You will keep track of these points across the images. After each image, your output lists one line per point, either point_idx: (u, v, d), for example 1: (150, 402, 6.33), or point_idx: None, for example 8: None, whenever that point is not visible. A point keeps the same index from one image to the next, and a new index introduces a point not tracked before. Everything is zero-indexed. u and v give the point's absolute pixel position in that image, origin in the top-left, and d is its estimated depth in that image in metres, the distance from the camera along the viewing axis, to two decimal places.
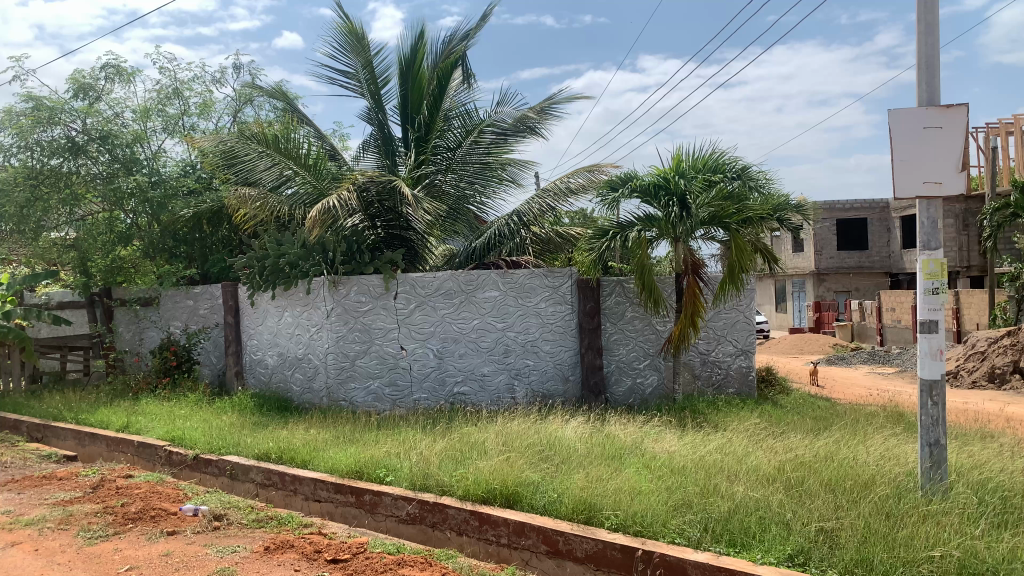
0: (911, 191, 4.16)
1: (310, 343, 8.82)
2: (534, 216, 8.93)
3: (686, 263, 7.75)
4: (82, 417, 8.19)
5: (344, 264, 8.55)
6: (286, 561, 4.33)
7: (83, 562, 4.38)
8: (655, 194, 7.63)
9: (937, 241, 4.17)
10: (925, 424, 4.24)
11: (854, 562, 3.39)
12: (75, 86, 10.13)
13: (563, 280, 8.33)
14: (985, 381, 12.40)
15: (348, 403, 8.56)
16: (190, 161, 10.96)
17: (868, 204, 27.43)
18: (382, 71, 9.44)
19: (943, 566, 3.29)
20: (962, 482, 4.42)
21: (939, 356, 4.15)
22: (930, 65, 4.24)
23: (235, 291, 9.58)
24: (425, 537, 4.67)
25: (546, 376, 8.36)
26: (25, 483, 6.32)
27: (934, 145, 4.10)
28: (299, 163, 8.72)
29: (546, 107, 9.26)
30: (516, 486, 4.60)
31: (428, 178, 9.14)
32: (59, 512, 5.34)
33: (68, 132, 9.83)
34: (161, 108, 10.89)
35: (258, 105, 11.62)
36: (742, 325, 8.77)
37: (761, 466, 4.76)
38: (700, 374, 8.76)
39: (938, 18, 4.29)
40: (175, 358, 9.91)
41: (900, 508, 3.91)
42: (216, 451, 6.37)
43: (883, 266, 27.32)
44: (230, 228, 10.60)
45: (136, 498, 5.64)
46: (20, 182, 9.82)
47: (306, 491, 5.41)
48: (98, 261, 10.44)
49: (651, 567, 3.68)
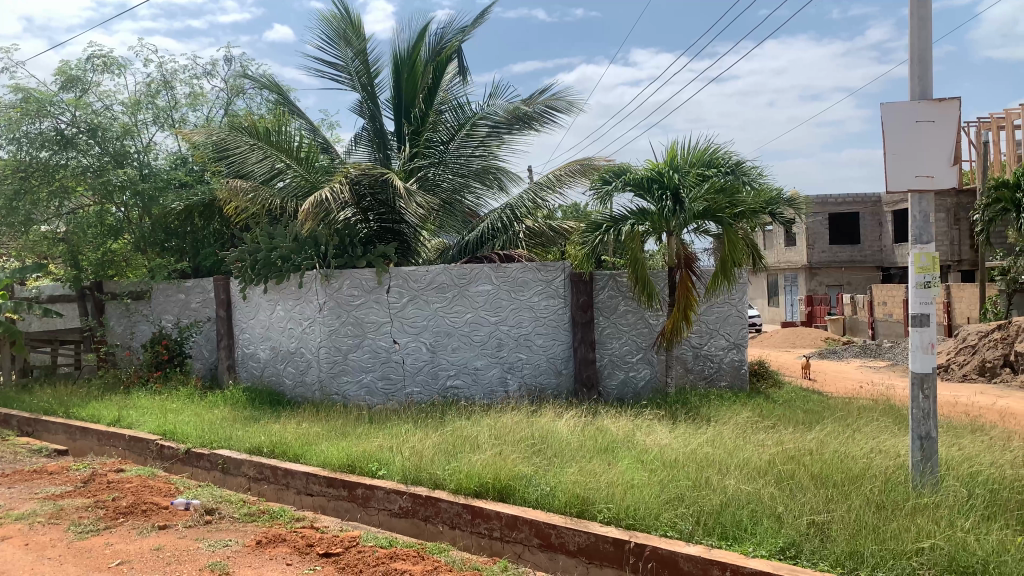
0: (903, 185, 4.16)
1: (302, 337, 8.77)
2: (528, 209, 8.96)
3: (679, 256, 7.74)
4: (74, 411, 8.15)
5: (336, 258, 8.60)
6: (279, 556, 4.31)
7: (73, 558, 4.34)
8: (648, 187, 7.64)
9: (929, 235, 4.19)
10: (916, 417, 4.29)
11: (846, 555, 3.41)
12: (62, 78, 9.99)
13: (556, 274, 8.33)
14: (976, 375, 12.50)
15: (340, 397, 8.51)
16: (181, 154, 10.95)
17: (861, 198, 27.50)
18: (374, 62, 9.37)
19: (933, 560, 3.29)
20: (953, 475, 4.44)
21: (931, 350, 4.15)
22: (923, 59, 4.24)
23: (227, 285, 9.54)
24: (417, 531, 4.67)
25: (539, 369, 8.36)
26: (15, 477, 6.27)
27: (928, 138, 4.11)
28: (292, 156, 8.80)
29: (540, 100, 9.16)
30: (509, 480, 4.60)
31: (422, 172, 9.11)
32: (49, 507, 5.30)
33: (57, 124, 9.74)
34: (151, 101, 10.78)
35: (251, 97, 11.54)
36: (734, 320, 8.81)
37: (753, 459, 4.79)
38: (692, 368, 8.79)
39: (931, 12, 4.29)
40: (167, 353, 9.82)
41: (891, 501, 3.93)
42: (208, 445, 6.33)
43: (876, 260, 27.43)
44: (222, 223, 10.54)
45: (127, 492, 5.62)
46: (9, 174, 9.69)
47: (297, 485, 5.40)
48: (89, 255, 10.31)
49: (642, 560, 3.69)
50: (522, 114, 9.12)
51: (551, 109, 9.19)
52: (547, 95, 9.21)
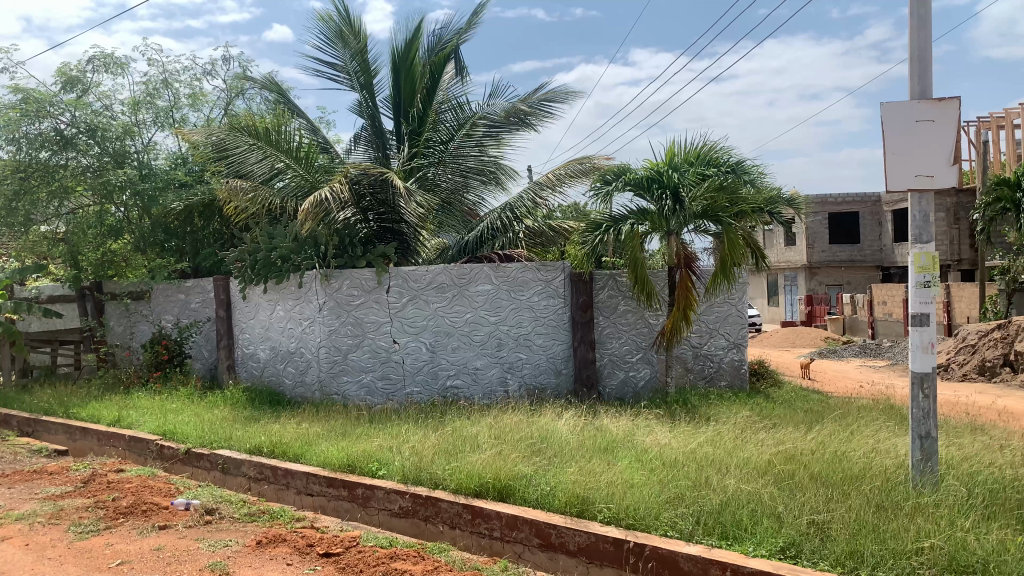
0: (902, 185, 4.16)
1: (302, 337, 8.77)
2: (527, 208, 8.96)
3: (679, 256, 7.73)
4: (73, 411, 8.15)
5: (335, 258, 8.61)
6: (279, 556, 4.31)
7: (74, 558, 4.34)
8: (648, 187, 7.65)
9: (928, 234, 4.19)
10: (916, 416, 4.29)
11: (846, 555, 3.41)
12: (62, 78, 9.99)
13: (556, 274, 8.33)
14: (976, 374, 12.51)
15: (340, 397, 8.51)
16: (181, 154, 10.95)
17: (861, 198, 27.50)
18: (373, 62, 9.37)
19: (934, 560, 3.29)
20: (953, 475, 4.44)
21: (931, 350, 4.15)
22: (922, 58, 4.24)
23: (227, 285, 9.53)
24: (418, 531, 4.67)
25: (538, 369, 8.36)
26: (15, 478, 6.27)
27: (928, 138, 4.11)
28: (291, 156, 8.82)
29: (539, 100, 9.14)
30: (509, 480, 4.60)
31: (422, 172, 9.13)
32: (49, 507, 5.30)
33: (57, 125, 9.73)
34: (151, 101, 10.79)
35: (251, 97, 11.54)
36: (734, 319, 8.81)
37: (753, 459, 4.79)
38: (692, 368, 8.80)
39: (930, 12, 4.28)
40: (167, 353, 9.82)
41: (891, 500, 3.93)
42: (208, 446, 6.33)
43: (876, 260, 27.42)
44: (222, 223, 10.52)
45: (127, 492, 5.62)
46: (9, 175, 9.68)
47: (297, 485, 5.40)
48: (88, 254, 10.36)
49: (643, 560, 3.69)
50: (521, 114, 9.12)
51: (550, 109, 9.17)
52: (546, 94, 9.19)
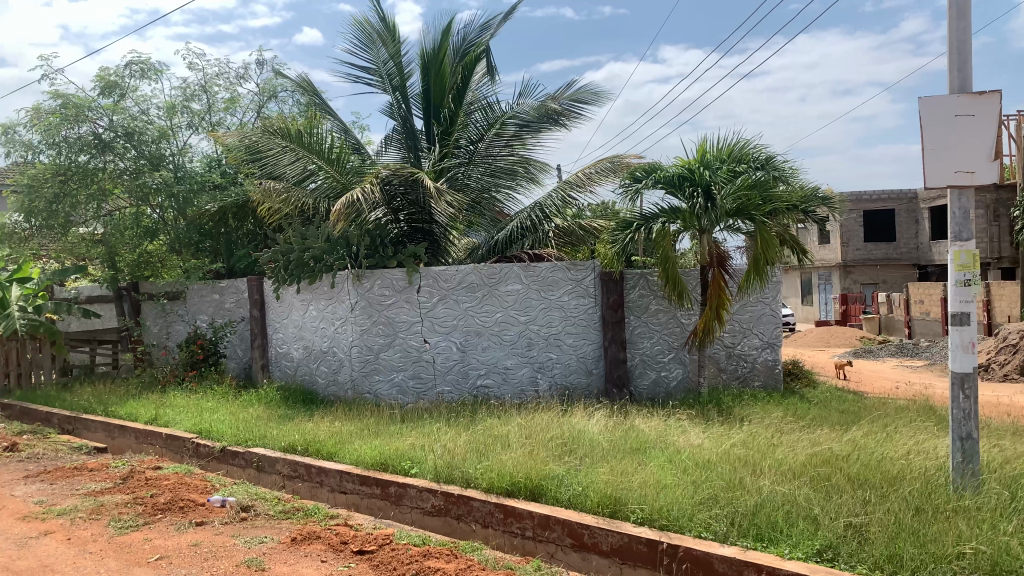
0: (941, 181, 4.06)
1: (335, 337, 8.87)
2: (557, 208, 8.91)
3: (711, 254, 7.66)
4: (113, 409, 8.36)
5: (366, 258, 8.64)
6: (314, 553, 4.37)
7: (114, 551, 4.45)
8: (679, 184, 7.54)
9: (970, 232, 4.07)
10: (957, 417, 4.19)
11: (885, 558, 3.33)
12: (102, 84, 10.24)
13: (586, 273, 8.30)
14: (1018, 374, 12.15)
15: (372, 396, 8.59)
16: (216, 156, 11.16)
17: (896, 195, 26.91)
18: (406, 63, 9.44)
19: (976, 564, 3.21)
20: (998, 478, 4.32)
21: (972, 349, 4.05)
22: (962, 51, 4.13)
23: (260, 285, 9.69)
24: (450, 529, 4.70)
25: (569, 369, 8.34)
26: (57, 474, 6.45)
27: (967, 132, 4.01)
28: (323, 157, 8.82)
29: (569, 98, 9.11)
30: (541, 480, 4.60)
31: (452, 172, 9.19)
32: (90, 502, 5.44)
33: (95, 129, 9.99)
34: (187, 105, 11.01)
35: (283, 100, 11.70)
36: (768, 319, 8.68)
37: (789, 460, 4.71)
38: (725, 368, 8.70)
39: (970, 3, 4.18)
40: (202, 352, 10.05)
41: (932, 503, 3.84)
42: (244, 443, 6.44)
43: (912, 258, 26.81)
44: (255, 223, 10.73)
45: (165, 489, 5.74)
46: (50, 178, 9.92)
47: (331, 483, 5.46)
48: (125, 256, 10.65)
49: (677, 562, 3.65)
50: (551, 112, 9.09)
51: (580, 107, 9.14)
52: (576, 93, 9.17)
